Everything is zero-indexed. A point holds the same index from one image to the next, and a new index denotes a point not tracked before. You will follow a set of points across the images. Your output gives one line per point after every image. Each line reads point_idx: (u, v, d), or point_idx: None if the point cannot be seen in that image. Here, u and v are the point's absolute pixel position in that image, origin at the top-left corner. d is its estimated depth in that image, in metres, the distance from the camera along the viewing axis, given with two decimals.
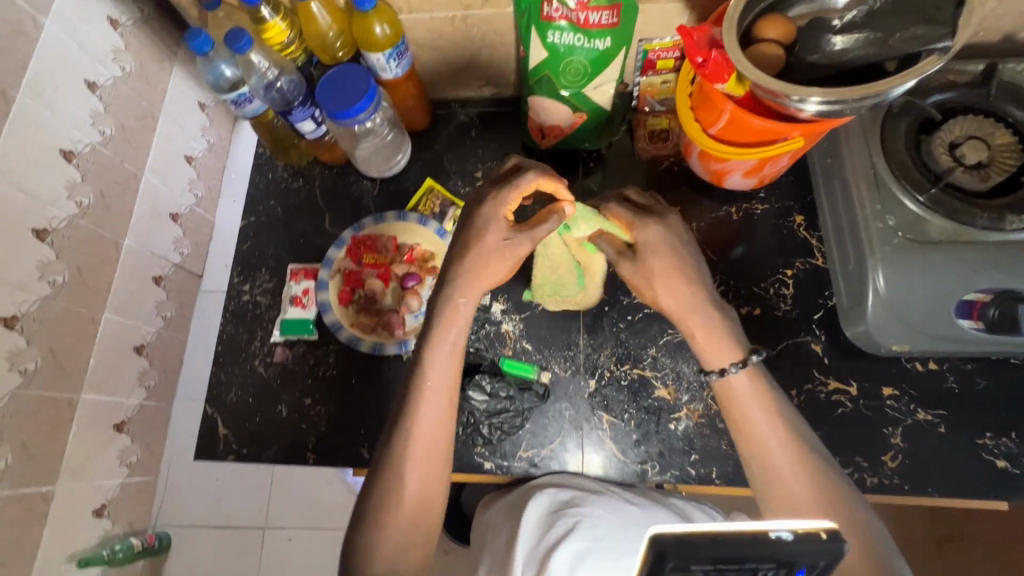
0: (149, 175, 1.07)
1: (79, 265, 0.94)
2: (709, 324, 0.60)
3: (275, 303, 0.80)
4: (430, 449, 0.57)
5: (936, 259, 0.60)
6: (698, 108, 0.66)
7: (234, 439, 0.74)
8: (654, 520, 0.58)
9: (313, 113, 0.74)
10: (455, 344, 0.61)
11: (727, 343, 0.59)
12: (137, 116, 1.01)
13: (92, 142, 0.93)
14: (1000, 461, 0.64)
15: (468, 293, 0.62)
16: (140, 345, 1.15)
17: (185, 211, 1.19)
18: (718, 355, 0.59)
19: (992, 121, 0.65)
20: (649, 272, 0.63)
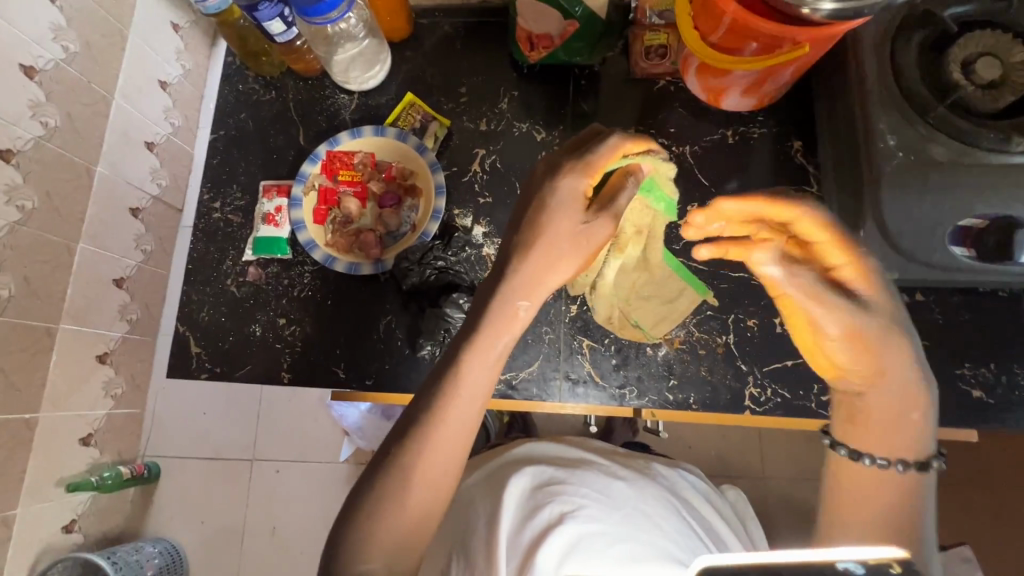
0: (120, 99, 0.87)
1: (49, 190, 0.79)
2: (921, 404, 0.48)
3: (247, 221, 0.77)
4: (441, 474, 0.50)
5: (935, 180, 0.57)
6: (700, 17, 0.61)
7: (207, 357, 0.72)
8: (640, 497, 0.62)
9: (282, 12, 0.68)
10: (501, 355, 0.52)
11: (910, 438, 0.48)
12: (104, 33, 0.82)
13: (53, 59, 0.76)
14: (976, 391, 0.64)
15: (531, 294, 0.52)
16: (120, 278, 0.96)
17: (164, 142, 0.98)
18: (900, 442, 0.48)
19: (1011, 37, 0.59)
20: (865, 327, 0.48)
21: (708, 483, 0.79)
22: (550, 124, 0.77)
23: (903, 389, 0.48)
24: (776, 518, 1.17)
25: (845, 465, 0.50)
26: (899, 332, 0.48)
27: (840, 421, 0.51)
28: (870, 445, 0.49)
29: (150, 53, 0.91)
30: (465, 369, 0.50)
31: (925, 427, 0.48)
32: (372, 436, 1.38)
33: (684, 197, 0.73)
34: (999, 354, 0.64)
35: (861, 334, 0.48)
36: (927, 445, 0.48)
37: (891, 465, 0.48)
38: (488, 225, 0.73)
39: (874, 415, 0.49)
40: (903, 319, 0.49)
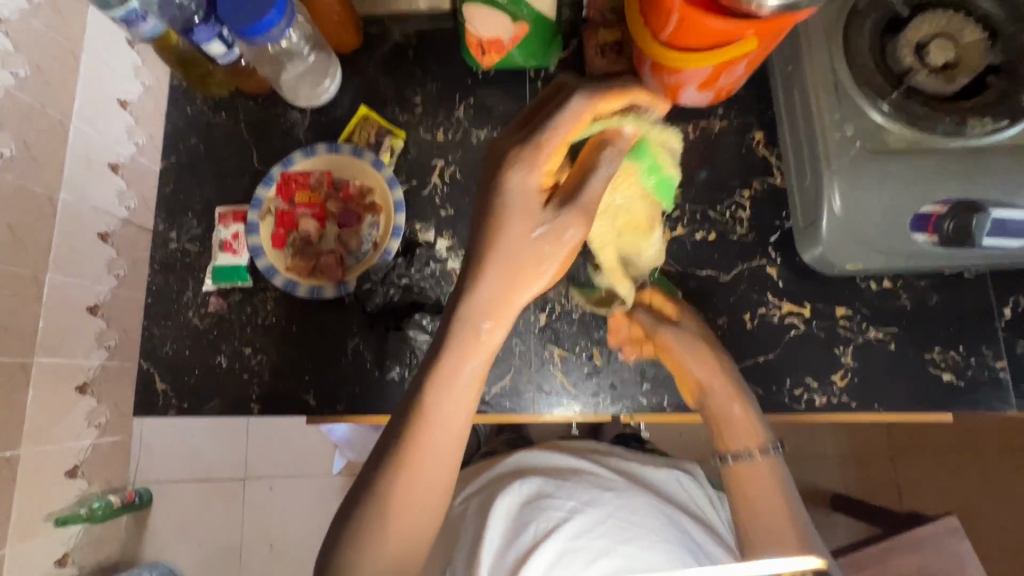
0: (77, 121, 0.79)
1: (10, 223, 0.71)
2: (740, 397, 0.61)
3: (205, 250, 0.75)
4: (421, 504, 0.48)
5: (893, 168, 0.57)
6: (648, 13, 0.60)
7: (174, 393, 0.71)
8: (629, 506, 0.60)
9: (221, 32, 0.66)
10: (469, 380, 0.48)
11: (755, 428, 0.60)
12: (53, 54, 0.74)
13: (4, 87, 0.68)
14: (946, 374, 0.64)
15: (495, 315, 0.47)
16: (93, 306, 0.83)
17: (128, 162, 0.85)
18: (750, 435, 0.60)
19: (962, 17, 0.59)
20: (694, 350, 0.62)
21: (704, 486, 0.78)
22: (509, 129, 0.75)
23: (729, 389, 0.61)
24: None
25: (746, 470, 0.59)
26: (713, 349, 0.63)
27: (718, 429, 0.61)
28: (742, 442, 0.60)
29: (103, 69, 0.81)
30: (433, 403, 0.47)
31: (756, 415, 0.61)
32: (361, 447, 1.34)
33: None
34: (966, 336, 0.65)
35: (679, 347, 0.62)
36: (769, 432, 0.60)
37: (748, 457, 0.59)
38: (451, 238, 0.72)
39: (735, 416, 0.60)
40: (715, 342, 0.64)
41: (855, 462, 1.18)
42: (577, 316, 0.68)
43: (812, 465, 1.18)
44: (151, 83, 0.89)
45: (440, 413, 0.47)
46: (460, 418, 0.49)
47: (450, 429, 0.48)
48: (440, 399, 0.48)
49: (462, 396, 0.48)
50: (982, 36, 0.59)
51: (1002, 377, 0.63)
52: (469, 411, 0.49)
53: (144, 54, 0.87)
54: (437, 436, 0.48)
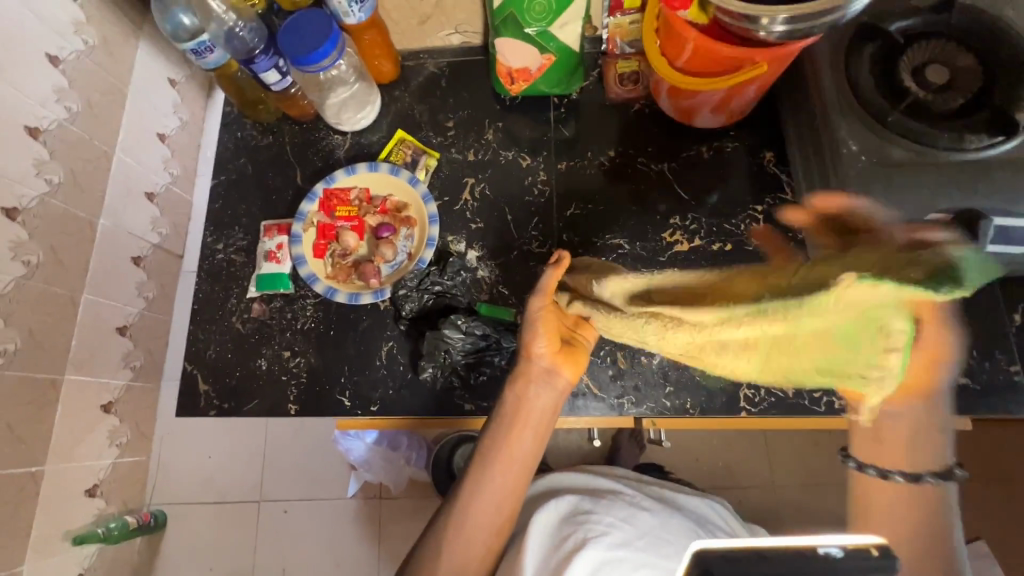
0: (120, 153, 0.85)
1: (54, 244, 0.76)
2: (930, 421, 0.44)
3: (249, 260, 0.80)
4: (470, 540, 0.55)
5: (896, 182, 0.61)
6: (665, 42, 0.66)
7: (215, 393, 0.74)
8: (666, 527, 0.60)
9: (277, 63, 0.73)
10: (509, 458, 0.57)
11: (931, 445, 0.44)
12: (104, 90, 0.81)
13: (57, 120, 0.74)
14: (962, 378, 0.66)
15: (520, 415, 0.59)
16: (121, 326, 0.91)
17: (164, 191, 0.95)
18: (907, 455, 0.44)
19: (954, 45, 0.65)
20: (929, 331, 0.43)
21: (737, 518, 0.77)
22: (535, 150, 0.81)
23: (908, 386, 0.45)
24: (788, 523, 1.17)
25: (860, 477, 0.45)
26: (932, 365, 0.44)
27: (857, 432, 0.46)
28: (887, 459, 0.45)
29: (149, 104, 0.90)
30: (481, 474, 0.56)
31: (938, 435, 0.44)
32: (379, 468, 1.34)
33: (667, 210, 0.76)
34: (980, 341, 0.67)
35: (909, 380, 0.44)
36: (949, 456, 0.43)
37: (893, 473, 0.44)
38: (481, 248, 0.77)
39: (890, 430, 0.45)
40: (947, 354, 0.44)
41: None
42: None
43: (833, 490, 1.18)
44: (189, 117, 0.99)
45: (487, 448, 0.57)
46: (509, 449, 0.57)
47: (511, 468, 0.56)
48: (494, 435, 0.58)
49: (514, 432, 0.58)
50: (974, 62, 0.64)
51: (1016, 382, 0.65)
52: (512, 490, 0.56)
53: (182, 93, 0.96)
54: (486, 467, 0.56)
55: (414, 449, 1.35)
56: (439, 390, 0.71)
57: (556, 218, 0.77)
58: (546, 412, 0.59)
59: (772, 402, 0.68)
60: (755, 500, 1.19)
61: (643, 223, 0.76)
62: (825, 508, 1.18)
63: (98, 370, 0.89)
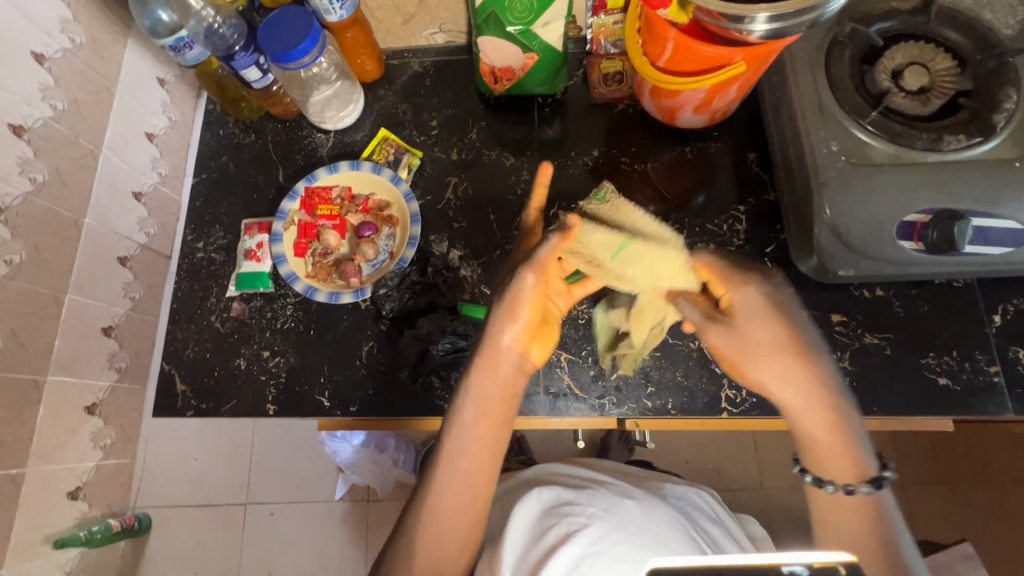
0: (107, 152, 0.84)
1: (36, 243, 0.76)
2: (837, 425, 0.52)
3: (230, 258, 0.79)
4: (444, 529, 0.54)
5: (877, 181, 0.61)
6: (647, 41, 0.66)
7: (193, 394, 0.73)
8: (650, 514, 0.59)
9: (257, 60, 0.72)
10: (478, 442, 0.57)
11: (851, 458, 0.51)
12: (92, 88, 0.80)
13: (43, 118, 0.73)
14: (942, 378, 0.66)
15: (487, 395, 0.58)
16: (107, 327, 0.90)
17: (151, 191, 0.91)
18: (844, 465, 0.51)
19: (932, 47, 0.65)
20: (753, 308, 0.56)
21: (725, 507, 0.75)
22: (519, 150, 0.80)
23: (814, 406, 0.52)
24: (775, 525, 1.17)
25: (816, 493, 0.53)
26: (797, 353, 0.54)
27: (799, 446, 0.54)
28: (830, 470, 0.52)
29: (135, 104, 0.87)
30: (449, 461, 0.56)
31: (852, 443, 0.51)
32: (366, 470, 1.33)
33: (651, 210, 0.76)
34: (960, 342, 0.67)
35: (750, 349, 0.56)
36: (868, 464, 0.50)
37: (826, 485, 0.52)
38: (464, 248, 0.76)
39: (821, 443, 0.52)
40: (805, 337, 0.55)
41: None
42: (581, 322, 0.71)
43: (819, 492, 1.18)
44: (179, 117, 0.95)
45: (449, 447, 0.56)
46: (473, 445, 0.56)
47: (479, 452, 0.56)
48: (456, 431, 0.57)
49: (481, 419, 0.57)
50: (952, 63, 0.65)
51: (996, 381, 0.65)
52: (482, 475, 0.56)
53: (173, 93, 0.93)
54: (454, 458, 0.56)
55: (401, 451, 1.34)
56: (419, 389, 0.70)
57: (539, 218, 0.77)
58: (510, 388, 0.60)
59: (754, 402, 0.67)
60: (742, 502, 1.19)
61: None
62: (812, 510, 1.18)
63: (82, 372, 0.88)
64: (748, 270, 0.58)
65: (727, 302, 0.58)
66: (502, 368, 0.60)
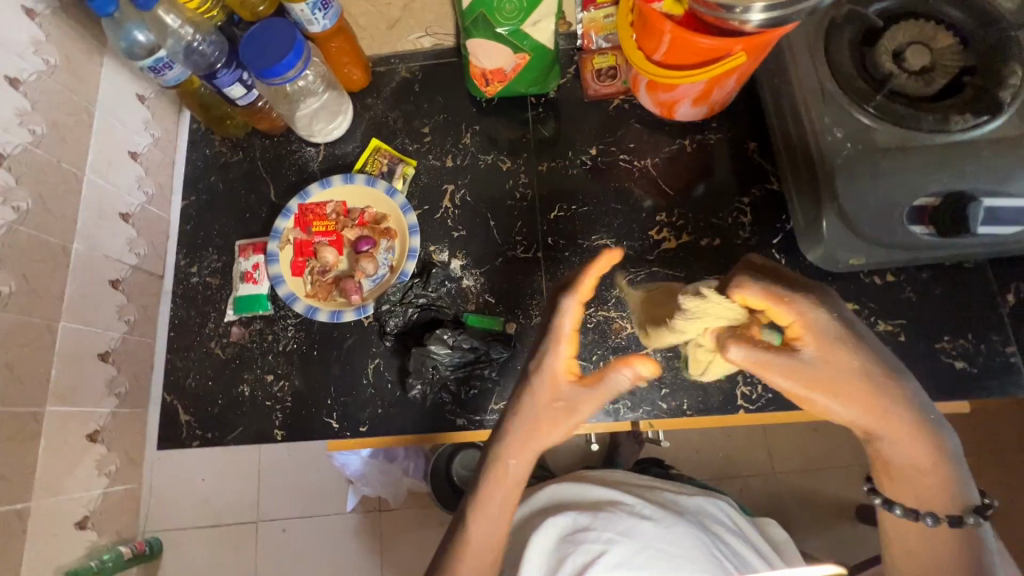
0: (91, 175, 0.76)
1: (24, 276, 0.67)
2: (939, 462, 0.51)
3: (226, 282, 0.77)
4: None
5: (884, 167, 0.60)
6: (642, 36, 0.64)
7: (198, 424, 0.72)
8: (672, 537, 0.57)
9: (241, 77, 0.70)
10: (502, 509, 0.54)
11: (945, 495, 0.51)
12: (71, 110, 0.72)
13: (22, 144, 0.66)
14: (959, 362, 0.65)
15: (518, 460, 0.54)
16: (103, 354, 0.79)
17: (139, 211, 0.83)
18: (935, 497, 0.51)
19: (933, 25, 0.64)
20: (829, 333, 0.49)
21: (737, 508, 0.71)
22: (514, 153, 0.79)
23: (911, 423, 0.50)
24: (789, 510, 1.17)
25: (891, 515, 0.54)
26: (887, 379, 0.49)
27: (877, 472, 0.54)
28: (930, 503, 0.51)
29: (116, 122, 0.79)
30: (469, 527, 0.54)
31: (954, 479, 0.51)
32: (377, 480, 1.32)
33: (653, 207, 0.75)
34: (974, 324, 0.66)
35: (825, 385, 0.49)
36: (973, 497, 0.51)
37: (926, 518, 0.51)
38: (465, 257, 0.74)
39: (917, 474, 0.51)
40: (881, 356, 0.50)
41: None
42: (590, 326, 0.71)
43: (833, 475, 1.18)
44: (162, 133, 0.87)
45: (474, 532, 0.54)
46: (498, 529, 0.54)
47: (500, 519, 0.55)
48: (477, 504, 0.54)
49: (507, 489, 0.54)
50: (953, 41, 0.63)
51: (1013, 362, 0.65)
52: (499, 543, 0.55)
53: (154, 106, 0.85)
54: (475, 527, 0.54)
55: (411, 460, 1.34)
56: (429, 404, 0.69)
57: (540, 221, 0.75)
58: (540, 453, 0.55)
59: (769, 398, 0.66)
60: (756, 490, 1.19)
61: (629, 222, 0.74)
62: (826, 494, 1.18)
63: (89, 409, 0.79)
64: (808, 290, 0.51)
65: (796, 336, 0.50)
66: (539, 438, 0.54)
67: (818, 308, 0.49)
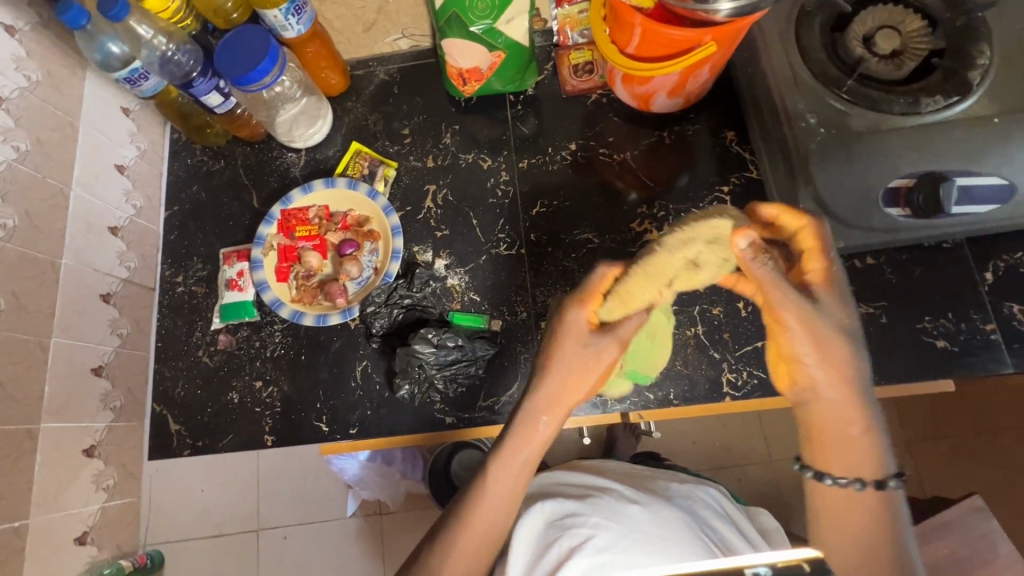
0: (77, 189, 0.73)
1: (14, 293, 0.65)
2: (865, 420, 0.50)
3: (211, 291, 0.77)
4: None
5: (859, 151, 0.60)
6: (614, 29, 0.64)
7: (188, 433, 0.72)
8: (659, 520, 0.57)
9: (218, 84, 0.70)
10: (526, 464, 0.54)
11: (870, 458, 0.49)
12: (54, 125, 0.69)
13: (6, 161, 0.64)
14: (940, 341, 0.66)
15: (549, 411, 0.56)
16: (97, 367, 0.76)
17: (128, 224, 0.80)
18: (861, 464, 0.50)
19: (903, 9, 0.65)
20: (842, 292, 0.52)
21: (726, 496, 0.71)
22: (495, 151, 0.79)
23: (845, 390, 0.50)
24: (786, 496, 1.18)
25: (834, 492, 0.50)
26: (843, 339, 0.50)
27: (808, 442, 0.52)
28: (851, 470, 0.50)
29: (100, 135, 0.76)
30: (489, 481, 0.54)
31: (880, 447, 0.50)
32: (375, 485, 1.32)
33: (634, 199, 0.75)
34: (954, 303, 0.67)
35: (813, 327, 0.50)
36: (892, 464, 0.50)
37: (854, 485, 0.49)
38: (449, 256, 0.75)
39: (852, 436, 0.50)
40: (854, 326, 0.51)
41: None
42: None
43: None
44: (148, 145, 0.84)
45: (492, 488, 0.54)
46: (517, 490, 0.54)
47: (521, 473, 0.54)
48: (498, 465, 0.54)
49: (528, 437, 0.55)
50: (922, 25, 0.64)
51: (993, 340, 0.65)
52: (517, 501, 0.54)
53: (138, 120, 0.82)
54: (491, 481, 0.54)
55: (409, 462, 1.34)
56: (418, 403, 0.69)
57: (522, 218, 0.76)
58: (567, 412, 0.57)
59: (755, 385, 0.67)
60: (753, 477, 1.19)
61: (611, 215, 0.75)
62: None
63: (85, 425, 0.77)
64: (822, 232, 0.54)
65: (807, 271, 0.54)
66: (570, 391, 0.56)
67: (824, 251, 0.54)
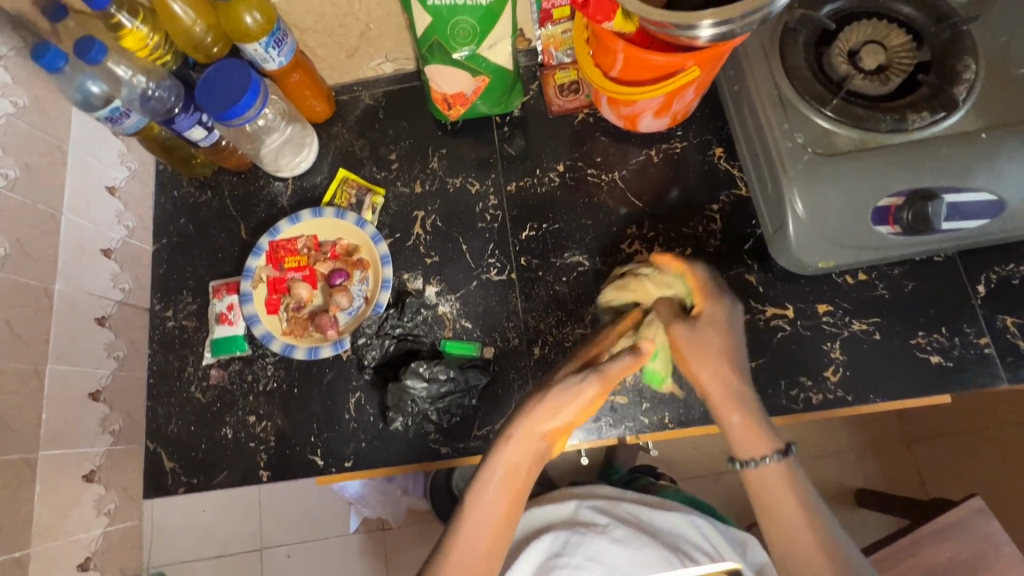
0: (68, 213, 0.71)
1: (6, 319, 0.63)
2: (743, 405, 0.58)
3: (202, 324, 0.77)
4: None
5: (845, 169, 0.60)
6: (597, 52, 0.64)
7: (182, 470, 0.71)
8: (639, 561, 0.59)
9: (200, 119, 0.70)
10: (502, 492, 0.56)
11: (761, 434, 0.57)
12: (42, 150, 0.67)
13: None
14: (935, 357, 0.66)
15: (523, 447, 0.57)
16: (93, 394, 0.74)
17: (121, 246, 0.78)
18: (757, 442, 0.56)
19: (886, 24, 0.64)
20: (716, 321, 0.59)
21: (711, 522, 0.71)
22: (483, 174, 0.78)
23: (731, 389, 0.58)
24: None
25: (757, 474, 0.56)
26: (723, 351, 0.59)
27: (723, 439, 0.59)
28: (753, 451, 0.56)
29: (89, 157, 0.74)
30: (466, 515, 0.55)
31: (767, 425, 0.57)
32: (376, 503, 1.30)
33: (624, 219, 0.75)
34: (947, 317, 0.67)
35: (702, 349, 0.58)
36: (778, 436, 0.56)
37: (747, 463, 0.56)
38: (439, 283, 0.74)
39: (735, 424, 0.57)
40: (732, 327, 0.60)
41: (872, 455, 1.20)
42: (568, 344, 0.71)
43: (829, 462, 1.19)
44: (138, 165, 0.81)
45: (467, 522, 0.55)
46: (491, 522, 0.55)
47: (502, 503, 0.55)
48: (479, 493, 0.55)
49: (508, 466, 0.56)
50: (907, 39, 0.64)
51: (987, 353, 0.65)
52: (494, 534, 0.55)
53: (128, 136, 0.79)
54: (474, 511, 0.55)
55: (410, 477, 1.33)
56: (412, 433, 0.69)
57: (512, 241, 0.75)
58: (548, 446, 0.58)
59: None
60: None
61: (601, 237, 0.74)
62: (824, 481, 1.19)
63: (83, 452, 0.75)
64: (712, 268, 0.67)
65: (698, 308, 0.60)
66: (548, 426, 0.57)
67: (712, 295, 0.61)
